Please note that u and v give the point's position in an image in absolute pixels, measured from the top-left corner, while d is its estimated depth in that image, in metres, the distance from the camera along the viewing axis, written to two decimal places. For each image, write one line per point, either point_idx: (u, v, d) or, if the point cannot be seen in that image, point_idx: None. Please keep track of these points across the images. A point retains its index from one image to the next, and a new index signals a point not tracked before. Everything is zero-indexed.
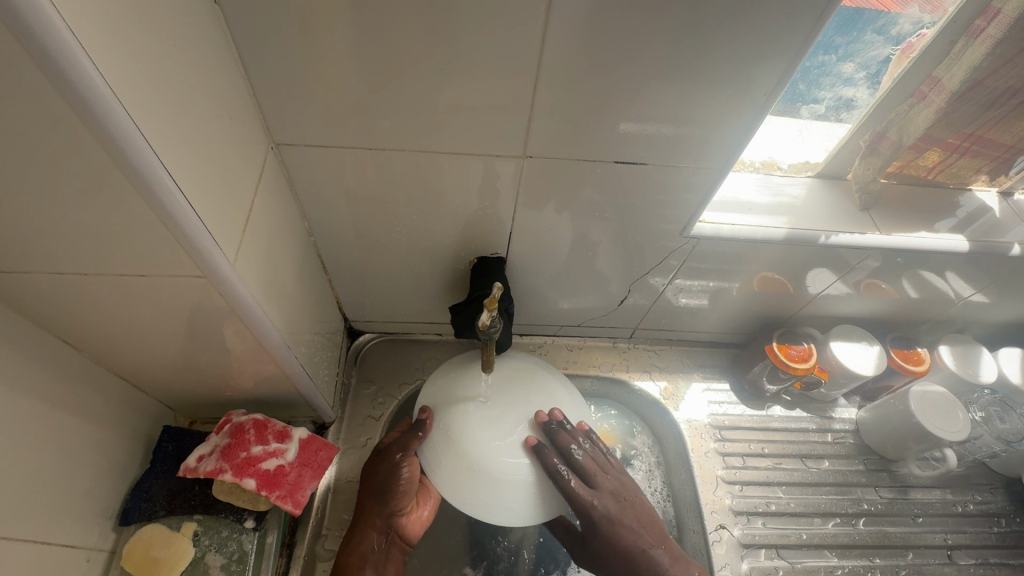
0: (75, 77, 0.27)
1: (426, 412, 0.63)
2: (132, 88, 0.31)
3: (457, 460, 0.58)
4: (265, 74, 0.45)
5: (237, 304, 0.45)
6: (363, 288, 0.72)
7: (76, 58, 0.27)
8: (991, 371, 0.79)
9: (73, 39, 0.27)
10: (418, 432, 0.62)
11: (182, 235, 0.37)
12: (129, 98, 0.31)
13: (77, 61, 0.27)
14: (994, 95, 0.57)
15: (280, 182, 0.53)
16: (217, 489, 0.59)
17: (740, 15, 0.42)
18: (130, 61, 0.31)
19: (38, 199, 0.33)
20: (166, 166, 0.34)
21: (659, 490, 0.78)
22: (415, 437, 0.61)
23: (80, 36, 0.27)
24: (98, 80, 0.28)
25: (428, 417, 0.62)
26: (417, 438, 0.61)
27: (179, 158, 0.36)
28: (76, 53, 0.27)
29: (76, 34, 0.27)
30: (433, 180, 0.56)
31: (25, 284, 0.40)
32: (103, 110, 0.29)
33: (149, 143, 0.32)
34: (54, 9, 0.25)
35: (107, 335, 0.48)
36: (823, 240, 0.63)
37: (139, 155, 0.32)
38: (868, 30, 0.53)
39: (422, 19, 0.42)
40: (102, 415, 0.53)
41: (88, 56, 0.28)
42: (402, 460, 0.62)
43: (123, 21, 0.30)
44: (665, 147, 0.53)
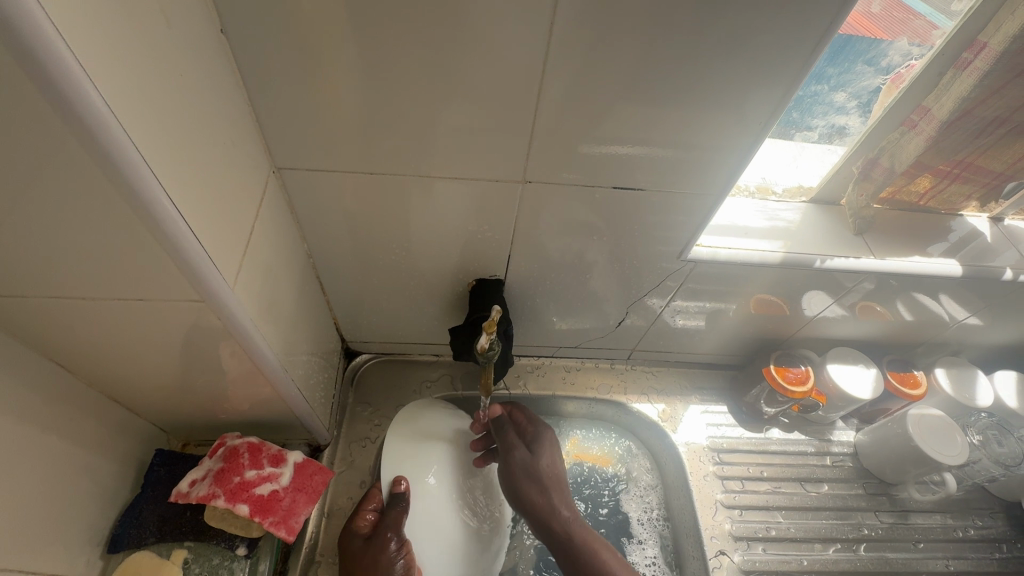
0: (72, 92, 0.27)
1: (403, 481, 0.67)
2: (139, 115, 0.31)
3: (430, 527, 0.67)
4: (268, 100, 0.46)
5: (234, 327, 0.45)
6: (361, 309, 0.72)
7: (83, 88, 0.27)
8: (987, 395, 0.79)
9: (70, 54, 0.26)
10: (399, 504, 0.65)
11: (182, 260, 0.37)
12: (133, 126, 0.31)
13: (74, 77, 0.27)
14: (984, 123, 0.58)
15: (281, 205, 0.54)
16: (208, 516, 0.57)
17: (734, 47, 0.43)
18: (137, 85, 0.31)
19: (40, 223, 0.33)
20: (166, 191, 0.34)
21: (653, 520, 0.77)
22: (399, 510, 0.64)
23: (87, 66, 0.27)
24: (102, 108, 0.28)
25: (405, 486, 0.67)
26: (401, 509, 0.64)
27: (183, 183, 0.36)
28: (73, 70, 0.27)
29: (74, 49, 0.26)
30: (433, 202, 0.56)
31: (21, 306, 0.40)
32: (109, 138, 0.29)
33: (146, 162, 0.32)
34: (52, 23, 0.25)
35: (103, 355, 0.47)
36: (818, 264, 0.64)
37: (143, 181, 0.32)
38: (858, 61, 0.55)
39: (426, 46, 0.42)
40: (94, 438, 0.52)
41: (85, 72, 0.27)
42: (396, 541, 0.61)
43: (133, 45, 0.31)
44: (661, 172, 0.54)
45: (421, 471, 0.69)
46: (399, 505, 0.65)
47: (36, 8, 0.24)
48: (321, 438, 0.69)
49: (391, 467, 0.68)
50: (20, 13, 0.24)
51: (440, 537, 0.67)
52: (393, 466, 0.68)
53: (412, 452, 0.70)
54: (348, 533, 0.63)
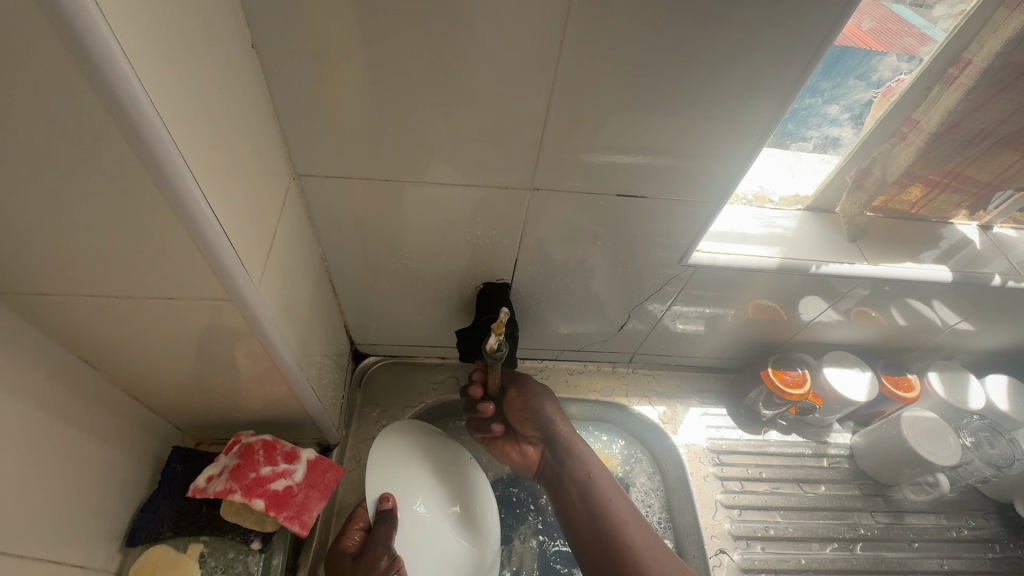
0: (130, 104, 0.29)
1: (389, 498, 0.62)
2: (185, 130, 0.34)
3: (426, 538, 0.63)
4: (291, 111, 0.48)
5: (257, 327, 0.47)
6: (370, 312, 0.74)
7: (141, 106, 0.29)
8: (979, 399, 0.81)
9: (134, 76, 0.29)
10: (386, 521, 0.60)
11: (215, 263, 0.39)
12: (181, 140, 0.33)
13: (132, 89, 0.29)
14: (970, 135, 0.61)
15: (299, 211, 0.56)
16: (224, 510, 0.58)
17: (733, 64, 0.46)
18: (186, 101, 0.34)
19: (82, 226, 0.35)
20: (208, 200, 0.36)
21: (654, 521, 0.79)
22: (387, 527, 0.60)
23: (146, 85, 0.29)
24: (157, 124, 0.31)
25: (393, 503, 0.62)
26: (388, 527, 0.60)
27: (220, 192, 0.38)
28: (132, 83, 0.29)
29: (133, 65, 0.29)
30: (444, 209, 0.59)
31: (55, 304, 0.42)
32: (161, 151, 0.31)
33: (192, 174, 0.34)
34: (117, 41, 0.27)
35: (128, 353, 0.49)
36: (813, 269, 0.67)
37: (188, 192, 0.34)
38: (850, 76, 0.57)
39: (443, 62, 0.45)
40: (115, 434, 0.54)
41: (142, 85, 0.29)
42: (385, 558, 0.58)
43: (181, 61, 0.33)
44: (664, 180, 0.56)
45: (408, 493, 0.65)
46: (387, 523, 0.60)
47: (104, 28, 0.26)
48: (331, 438, 0.70)
49: (376, 483, 0.63)
50: (90, 32, 0.26)
51: (432, 559, 0.63)
52: (377, 484, 0.63)
53: (397, 471, 0.66)
54: (337, 552, 0.60)
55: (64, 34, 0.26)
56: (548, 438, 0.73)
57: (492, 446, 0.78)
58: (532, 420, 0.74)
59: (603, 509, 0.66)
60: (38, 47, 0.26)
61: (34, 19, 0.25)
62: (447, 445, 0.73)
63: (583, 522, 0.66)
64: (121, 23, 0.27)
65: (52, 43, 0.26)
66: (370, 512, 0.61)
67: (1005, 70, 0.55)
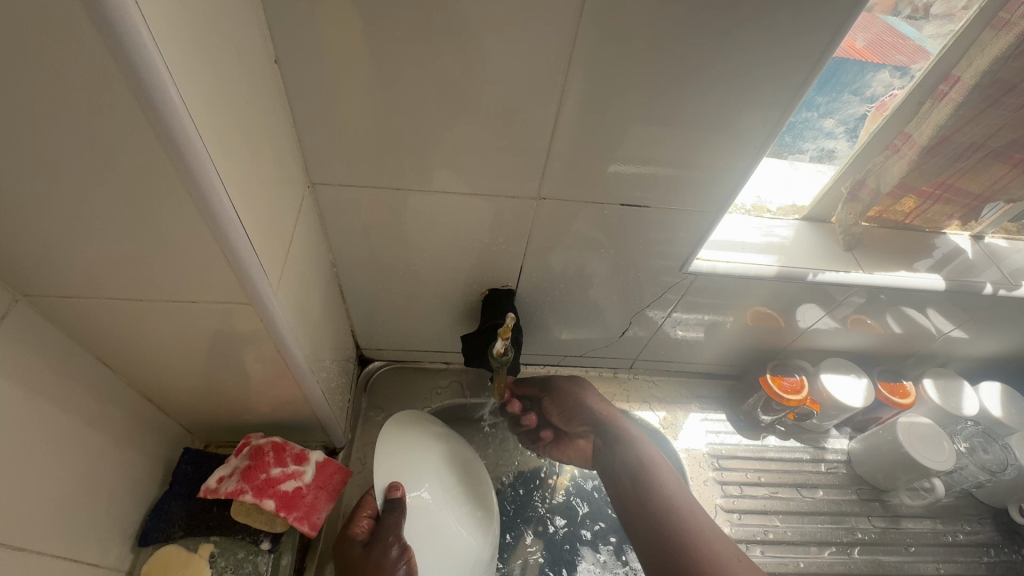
0: (172, 121, 0.30)
1: (398, 488, 0.62)
2: (219, 143, 0.35)
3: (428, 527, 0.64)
4: (307, 122, 0.50)
5: (273, 330, 0.48)
6: (377, 317, 0.76)
7: (183, 123, 0.31)
8: (974, 405, 0.83)
9: (178, 95, 0.30)
10: (394, 510, 0.61)
11: (238, 269, 0.41)
12: (215, 154, 0.35)
13: (173, 106, 0.30)
14: (960, 149, 0.63)
15: (313, 218, 0.58)
16: (234, 511, 0.59)
17: (734, 80, 0.48)
18: (219, 116, 0.35)
19: (111, 232, 0.37)
20: (237, 211, 0.38)
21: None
22: (396, 516, 0.60)
23: (188, 103, 0.31)
24: (196, 139, 0.32)
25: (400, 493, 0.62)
26: (397, 515, 0.60)
27: (247, 202, 0.40)
28: (174, 101, 0.30)
29: (176, 84, 0.30)
30: (452, 217, 0.60)
31: (79, 306, 0.43)
32: (197, 164, 0.33)
33: (223, 186, 0.36)
34: (163, 63, 0.29)
35: (145, 355, 0.51)
36: (810, 278, 0.69)
37: (218, 203, 0.36)
38: (845, 91, 0.60)
39: (456, 76, 0.47)
40: (129, 435, 0.55)
41: (182, 101, 0.31)
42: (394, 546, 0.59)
43: (214, 77, 0.34)
44: (667, 190, 0.58)
45: (415, 482, 0.65)
46: (397, 512, 0.61)
47: (153, 50, 0.28)
48: (338, 441, 0.72)
49: (383, 474, 0.63)
50: (139, 55, 0.27)
51: (441, 547, 0.63)
52: (385, 473, 0.64)
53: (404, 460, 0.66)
54: (347, 540, 0.61)
55: (116, 57, 0.27)
56: (595, 428, 0.80)
57: (548, 451, 0.82)
58: (575, 416, 0.82)
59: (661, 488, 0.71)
60: (85, 66, 0.28)
61: (85, 41, 0.27)
62: (454, 439, 0.73)
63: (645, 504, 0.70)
64: (166, 44, 0.29)
65: (101, 63, 0.28)
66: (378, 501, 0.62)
67: (993, 87, 0.57)
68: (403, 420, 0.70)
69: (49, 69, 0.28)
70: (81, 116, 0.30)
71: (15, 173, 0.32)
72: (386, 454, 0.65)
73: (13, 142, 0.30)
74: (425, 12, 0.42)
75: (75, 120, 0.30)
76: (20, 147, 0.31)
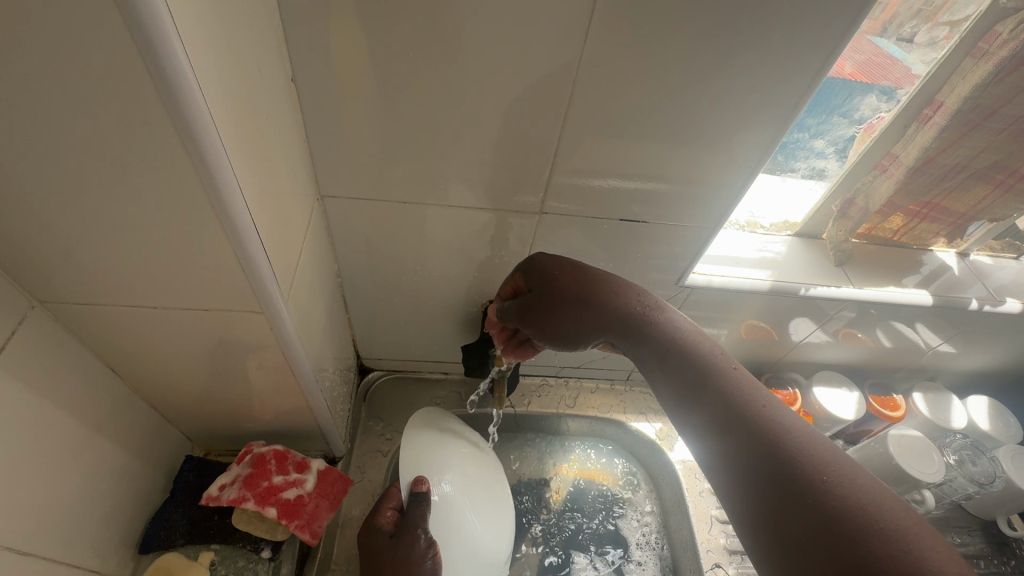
0: (201, 139, 0.32)
1: (424, 481, 0.64)
2: (241, 159, 0.37)
3: (448, 517, 0.65)
4: (321, 137, 0.52)
5: (282, 339, 0.49)
6: (380, 327, 0.77)
7: (210, 139, 0.33)
8: (962, 418, 0.85)
9: (207, 114, 0.32)
10: (420, 503, 0.62)
11: (252, 279, 0.42)
12: (238, 170, 0.36)
13: (202, 121, 0.32)
14: (945, 169, 0.65)
15: (321, 230, 0.59)
16: (235, 519, 0.59)
17: (730, 103, 0.50)
18: (242, 133, 0.37)
19: (130, 241, 0.38)
20: (254, 223, 0.39)
21: (651, 541, 0.81)
22: (423, 508, 0.62)
23: (216, 122, 0.33)
24: (221, 155, 0.34)
25: (426, 485, 0.64)
26: (424, 507, 0.62)
27: (263, 215, 0.41)
28: (203, 115, 0.31)
29: (205, 100, 0.31)
30: (455, 230, 0.62)
31: (92, 313, 0.44)
32: (220, 179, 0.35)
33: (243, 200, 0.37)
34: (195, 79, 0.30)
35: (154, 361, 0.51)
36: (802, 292, 0.71)
37: (237, 215, 0.37)
38: (834, 114, 0.62)
39: (465, 94, 0.49)
40: (133, 441, 0.56)
41: (210, 116, 0.32)
42: (421, 535, 0.60)
43: (240, 95, 0.36)
44: (666, 205, 0.60)
45: (439, 473, 0.67)
46: (423, 504, 0.62)
47: (187, 68, 0.29)
48: (338, 450, 0.72)
49: (409, 466, 0.65)
50: (175, 71, 0.29)
51: (464, 538, 0.65)
52: (411, 465, 0.65)
53: (427, 453, 0.67)
54: (373, 531, 0.62)
55: (152, 74, 0.29)
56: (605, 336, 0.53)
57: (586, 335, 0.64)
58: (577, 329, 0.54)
59: (783, 442, 0.39)
60: (122, 82, 0.29)
61: (125, 63, 0.28)
62: (470, 433, 0.75)
63: (753, 467, 0.39)
64: (198, 62, 0.31)
65: (138, 80, 0.29)
66: (404, 494, 0.63)
67: (975, 111, 0.59)
68: (424, 417, 0.72)
69: (88, 85, 0.29)
70: (113, 129, 0.31)
71: (45, 182, 0.33)
72: (412, 447, 0.67)
73: (46, 153, 0.32)
74: (438, 33, 0.44)
75: (107, 132, 0.31)
76: (52, 157, 0.32)
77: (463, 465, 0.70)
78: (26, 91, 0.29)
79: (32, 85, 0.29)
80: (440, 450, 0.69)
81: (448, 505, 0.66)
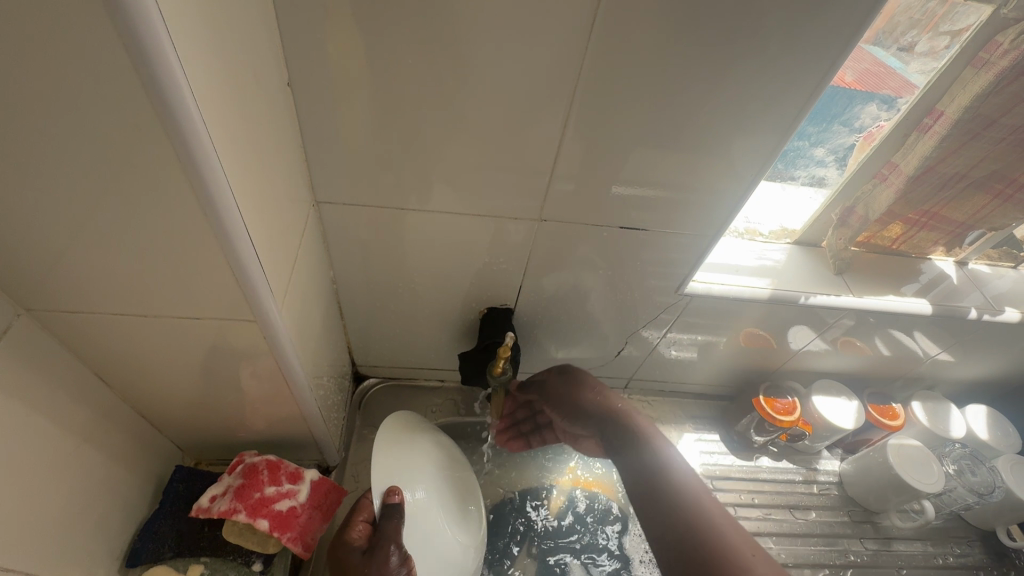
0: (193, 143, 0.31)
1: (397, 492, 0.61)
2: (235, 164, 0.36)
3: (422, 527, 0.64)
4: (317, 142, 0.51)
5: (275, 347, 0.48)
6: (375, 334, 0.76)
7: (202, 144, 0.32)
8: (960, 427, 0.84)
9: (199, 117, 0.31)
10: (393, 516, 0.59)
11: (245, 286, 0.41)
12: (231, 175, 0.35)
13: (195, 124, 0.31)
14: (945, 178, 0.65)
15: (316, 235, 0.58)
16: (227, 531, 0.58)
17: (733, 112, 0.50)
18: (236, 138, 0.36)
19: (118, 248, 0.37)
20: (248, 230, 0.38)
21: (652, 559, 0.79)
22: (396, 521, 0.59)
23: (209, 126, 0.32)
24: (214, 160, 0.33)
25: (399, 496, 0.61)
26: (396, 521, 0.59)
27: (257, 221, 0.40)
28: (195, 118, 0.31)
29: (198, 103, 0.31)
30: (453, 236, 0.61)
31: (81, 322, 0.43)
32: (213, 185, 0.34)
33: (236, 206, 0.36)
34: (187, 82, 0.29)
35: (143, 371, 0.50)
36: (802, 301, 0.70)
37: (230, 221, 0.36)
38: (835, 122, 0.62)
39: (465, 98, 0.48)
40: (121, 451, 0.54)
41: (203, 119, 0.31)
42: (394, 550, 0.58)
43: (233, 100, 0.35)
44: (666, 213, 0.60)
45: (412, 483, 0.65)
46: (396, 517, 0.59)
47: (179, 70, 0.29)
48: (332, 459, 0.71)
49: (381, 477, 0.62)
50: (166, 73, 0.28)
51: (438, 547, 0.64)
52: (384, 475, 0.62)
53: (400, 462, 0.65)
54: (343, 545, 0.60)
55: (143, 75, 0.28)
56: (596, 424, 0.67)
57: (556, 435, 0.78)
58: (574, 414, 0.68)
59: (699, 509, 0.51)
60: (112, 83, 0.28)
61: (116, 64, 0.28)
62: (440, 437, 0.74)
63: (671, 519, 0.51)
64: (190, 63, 0.30)
65: (128, 81, 0.28)
66: (376, 505, 0.60)
67: (974, 121, 0.59)
68: (396, 423, 0.70)
69: (78, 87, 0.28)
70: (103, 131, 0.30)
71: (32, 187, 0.32)
72: (386, 454, 0.65)
73: (32, 157, 0.31)
74: (438, 36, 0.44)
75: (96, 135, 0.30)
76: (39, 160, 0.31)
77: (434, 472, 0.69)
78: (12, 93, 0.28)
79: (18, 85, 0.28)
80: (412, 456, 0.68)
81: (421, 515, 0.64)
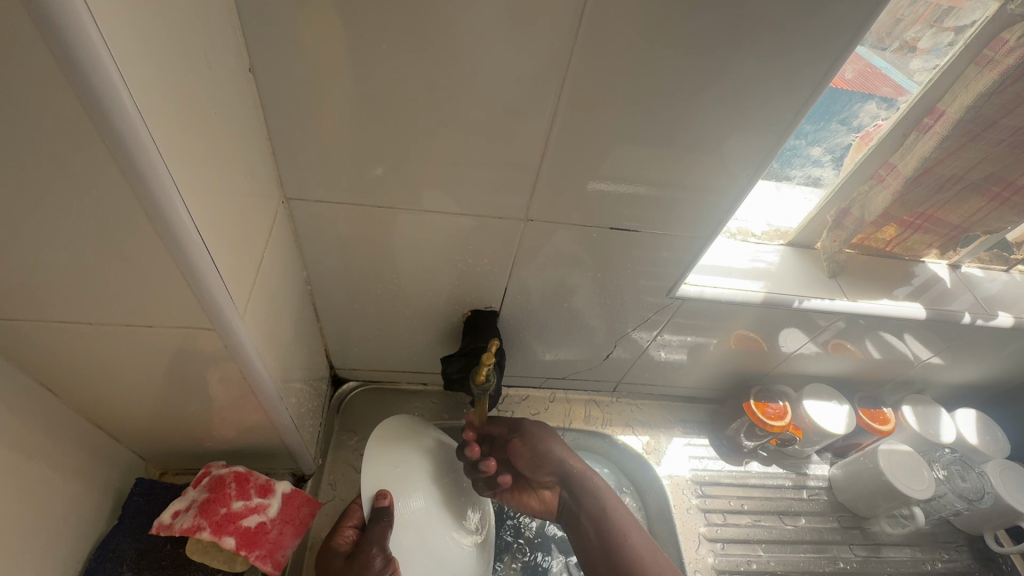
0: (130, 139, 0.28)
1: (386, 496, 0.60)
2: (182, 162, 0.32)
3: (411, 533, 0.62)
4: (285, 134, 0.47)
5: (237, 355, 0.45)
6: (353, 337, 0.72)
7: (142, 141, 0.28)
8: (950, 432, 0.84)
9: (136, 111, 0.27)
10: (381, 518, 0.58)
11: (201, 293, 0.38)
12: (179, 174, 0.32)
13: (128, 115, 0.27)
14: (942, 180, 0.64)
15: (286, 234, 0.55)
16: (190, 549, 0.55)
17: (729, 110, 0.47)
18: (182, 131, 0.32)
19: (55, 252, 0.33)
20: (200, 233, 0.35)
21: None
22: (383, 524, 0.58)
23: (147, 120, 0.28)
24: (156, 159, 0.29)
25: (388, 500, 0.60)
26: (383, 524, 0.58)
27: (212, 223, 0.36)
28: (128, 109, 0.27)
29: (132, 93, 0.27)
30: (433, 236, 0.58)
31: (19, 332, 0.39)
32: (156, 186, 0.30)
33: (185, 206, 0.33)
34: (118, 70, 0.26)
35: (93, 380, 0.46)
36: (796, 304, 0.68)
37: (178, 224, 0.33)
38: (833, 120, 0.60)
39: (445, 93, 0.45)
40: (74, 466, 0.51)
41: (139, 111, 0.28)
42: (377, 553, 0.56)
43: (178, 88, 0.32)
44: (659, 213, 0.57)
45: (407, 492, 0.64)
46: (384, 521, 0.58)
47: (104, 51, 0.25)
48: (306, 467, 0.67)
49: (373, 480, 0.61)
50: (89, 59, 0.25)
51: (428, 553, 0.63)
52: (375, 480, 0.62)
53: (391, 468, 0.64)
54: (329, 550, 0.58)
55: (60, 59, 0.24)
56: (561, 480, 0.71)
57: (507, 498, 0.73)
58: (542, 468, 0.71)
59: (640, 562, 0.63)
60: (31, 70, 0.25)
61: (36, 51, 0.24)
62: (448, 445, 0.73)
63: None
64: (122, 49, 0.26)
65: (48, 68, 0.25)
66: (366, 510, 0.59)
67: (975, 121, 0.58)
68: (392, 428, 0.68)
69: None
70: (23, 122, 0.27)
71: None
72: (377, 461, 0.63)
73: None
74: (415, 24, 0.40)
75: (14, 127, 0.27)
76: None
77: (432, 478, 0.68)
78: None
79: None
80: (406, 461, 0.67)
81: (411, 523, 0.63)
